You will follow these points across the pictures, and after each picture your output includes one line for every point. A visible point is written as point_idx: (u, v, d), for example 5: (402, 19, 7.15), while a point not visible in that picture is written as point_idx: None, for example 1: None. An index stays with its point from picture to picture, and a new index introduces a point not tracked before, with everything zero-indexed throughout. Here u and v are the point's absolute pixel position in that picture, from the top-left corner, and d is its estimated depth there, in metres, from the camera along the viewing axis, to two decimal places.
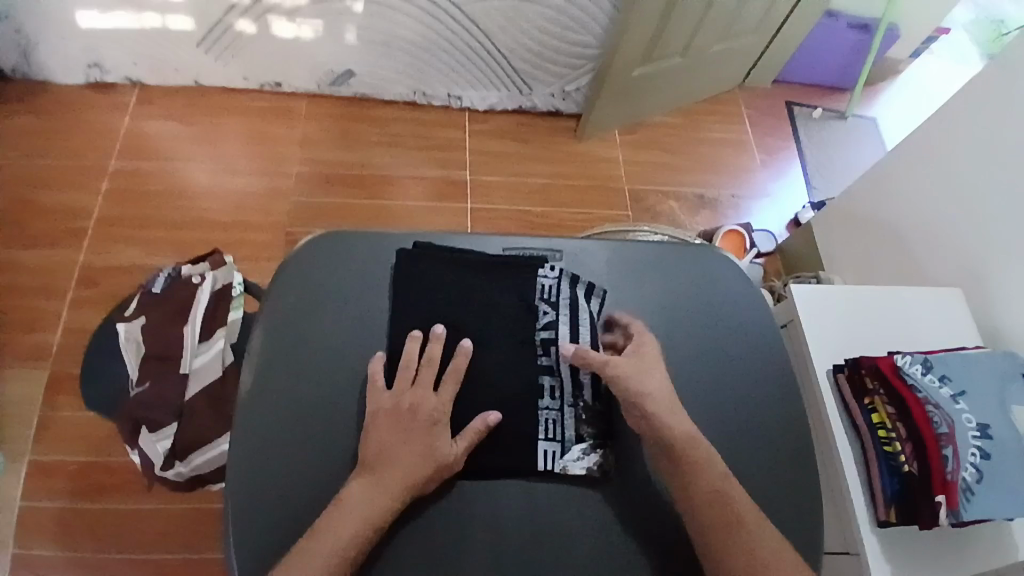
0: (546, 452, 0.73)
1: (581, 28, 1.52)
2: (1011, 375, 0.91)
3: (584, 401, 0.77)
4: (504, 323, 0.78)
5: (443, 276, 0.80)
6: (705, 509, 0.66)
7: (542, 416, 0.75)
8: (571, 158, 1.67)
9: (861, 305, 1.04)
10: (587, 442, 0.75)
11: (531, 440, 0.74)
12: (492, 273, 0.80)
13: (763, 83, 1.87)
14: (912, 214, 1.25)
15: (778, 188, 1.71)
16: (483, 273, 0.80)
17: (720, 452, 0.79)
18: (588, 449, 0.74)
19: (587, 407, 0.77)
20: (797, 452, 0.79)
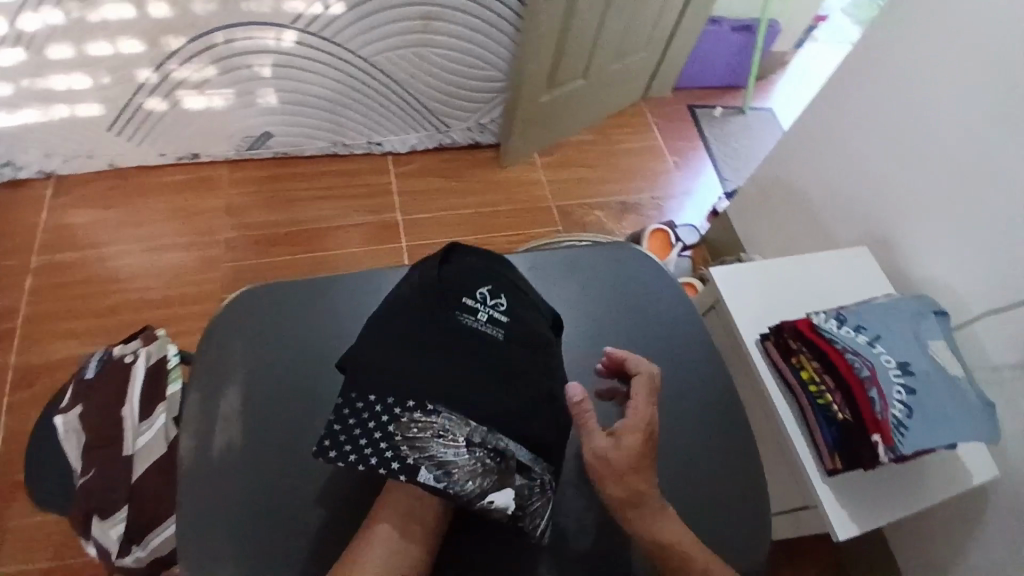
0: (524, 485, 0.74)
1: (485, 62, 1.60)
2: (921, 315, 0.99)
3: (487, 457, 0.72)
4: (522, 333, 0.80)
5: (447, 288, 0.80)
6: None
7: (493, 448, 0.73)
8: (495, 186, 1.73)
9: (771, 277, 1.11)
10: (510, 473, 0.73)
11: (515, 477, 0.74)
12: (476, 285, 0.81)
13: (666, 92, 1.97)
14: (814, 187, 1.34)
15: (695, 185, 1.80)
16: (470, 286, 0.80)
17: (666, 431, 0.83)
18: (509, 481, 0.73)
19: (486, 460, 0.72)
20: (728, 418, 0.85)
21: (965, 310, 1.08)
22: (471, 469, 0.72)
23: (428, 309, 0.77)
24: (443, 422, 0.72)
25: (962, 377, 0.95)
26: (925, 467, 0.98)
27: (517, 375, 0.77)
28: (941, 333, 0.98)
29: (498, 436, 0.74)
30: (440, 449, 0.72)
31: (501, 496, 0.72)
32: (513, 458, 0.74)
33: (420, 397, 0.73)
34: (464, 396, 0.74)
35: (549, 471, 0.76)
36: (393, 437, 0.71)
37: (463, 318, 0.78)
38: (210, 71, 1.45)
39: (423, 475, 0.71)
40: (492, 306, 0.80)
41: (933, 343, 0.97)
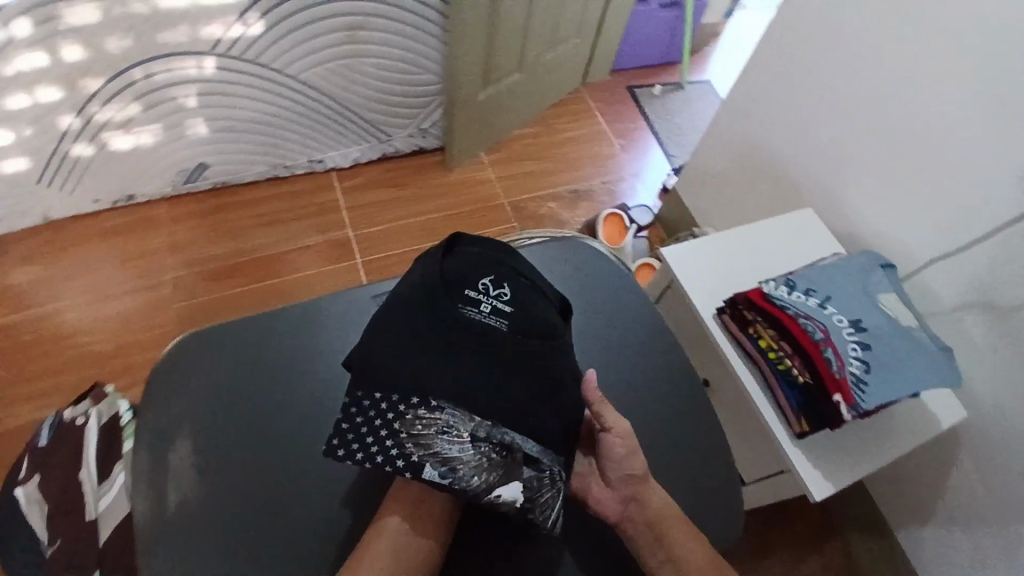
0: (530, 478, 0.76)
1: (416, 66, 1.57)
2: (868, 270, 0.99)
3: (492, 452, 0.75)
4: (525, 323, 0.82)
5: (449, 280, 0.82)
6: None
7: (498, 439, 0.76)
8: (444, 189, 1.71)
9: (723, 250, 1.12)
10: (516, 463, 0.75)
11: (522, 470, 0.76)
12: (477, 275, 0.83)
13: (604, 75, 1.97)
14: (756, 156, 1.35)
15: (643, 165, 1.81)
16: (473, 277, 0.83)
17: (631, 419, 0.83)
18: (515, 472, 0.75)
19: (489, 454, 0.75)
20: None
21: (913, 257, 1.10)
22: (476, 464, 0.74)
23: (432, 301, 0.80)
24: (447, 418, 0.75)
25: (916, 325, 0.95)
26: (893, 418, 0.98)
27: (520, 365, 0.79)
28: (890, 285, 0.99)
29: (503, 430, 0.76)
30: (443, 447, 0.74)
31: (509, 489, 0.74)
32: (519, 451, 0.76)
33: (425, 392, 0.76)
34: (466, 389, 0.77)
35: (559, 462, 0.78)
36: (397, 434, 0.74)
37: (467, 310, 0.80)
38: (134, 109, 1.39)
39: (429, 470, 0.73)
40: (495, 297, 0.82)
41: (884, 295, 0.98)
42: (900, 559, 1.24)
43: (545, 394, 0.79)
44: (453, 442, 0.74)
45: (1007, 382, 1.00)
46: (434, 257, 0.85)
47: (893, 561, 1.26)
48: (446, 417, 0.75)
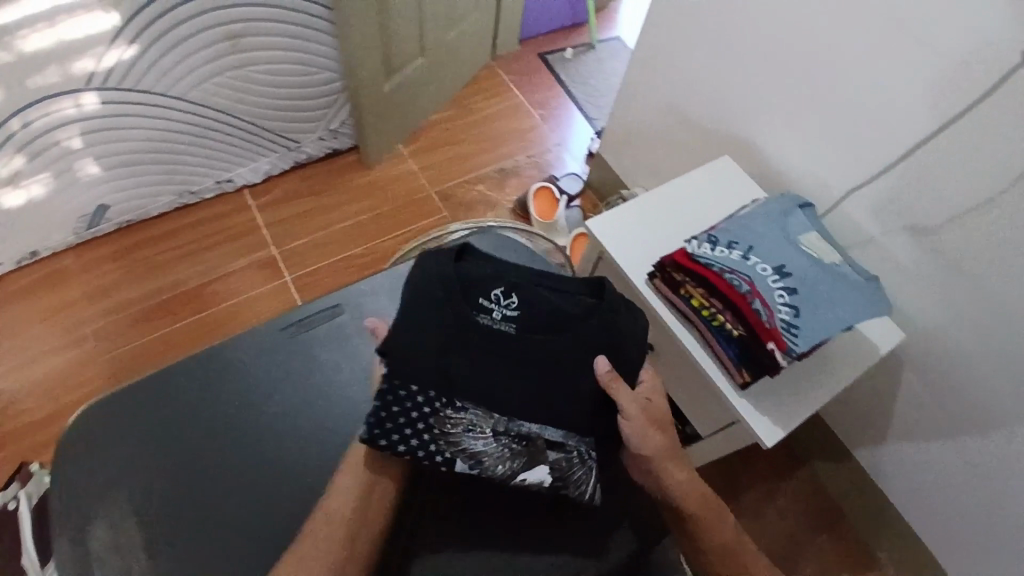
0: (557, 465, 0.75)
1: (312, 67, 1.50)
2: (786, 212, 0.99)
3: (515, 443, 0.75)
4: (536, 327, 0.79)
5: (454, 287, 0.78)
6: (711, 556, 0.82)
7: (520, 430, 0.75)
8: (366, 189, 1.65)
9: (647, 213, 1.10)
10: (540, 450, 0.75)
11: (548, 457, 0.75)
12: (486, 284, 0.80)
13: (512, 47, 1.93)
14: (667, 110, 1.33)
15: (566, 133, 1.79)
16: (478, 283, 0.79)
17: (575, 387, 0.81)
18: (541, 460, 0.75)
19: (514, 445, 0.75)
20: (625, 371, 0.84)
21: (830, 191, 1.09)
22: (501, 455, 0.74)
23: (444, 306, 0.77)
24: (470, 417, 0.75)
25: (839, 261, 0.96)
26: (831, 354, 0.99)
27: (536, 369, 0.77)
28: (809, 224, 0.99)
29: (524, 421, 0.76)
30: (470, 442, 0.74)
31: (534, 473, 0.75)
32: (540, 439, 0.76)
33: (450, 394, 0.75)
34: (489, 392, 0.76)
35: (584, 442, 0.77)
36: (428, 434, 0.74)
37: (480, 317, 0.78)
38: (18, 161, 1.29)
39: (458, 464, 0.74)
40: (508, 304, 0.79)
41: (804, 236, 0.98)
42: (866, 481, 1.27)
43: (568, 386, 0.77)
44: (479, 437, 0.74)
45: (936, 301, 1.01)
46: (443, 254, 0.81)
47: (860, 484, 1.29)
48: (470, 415, 0.75)
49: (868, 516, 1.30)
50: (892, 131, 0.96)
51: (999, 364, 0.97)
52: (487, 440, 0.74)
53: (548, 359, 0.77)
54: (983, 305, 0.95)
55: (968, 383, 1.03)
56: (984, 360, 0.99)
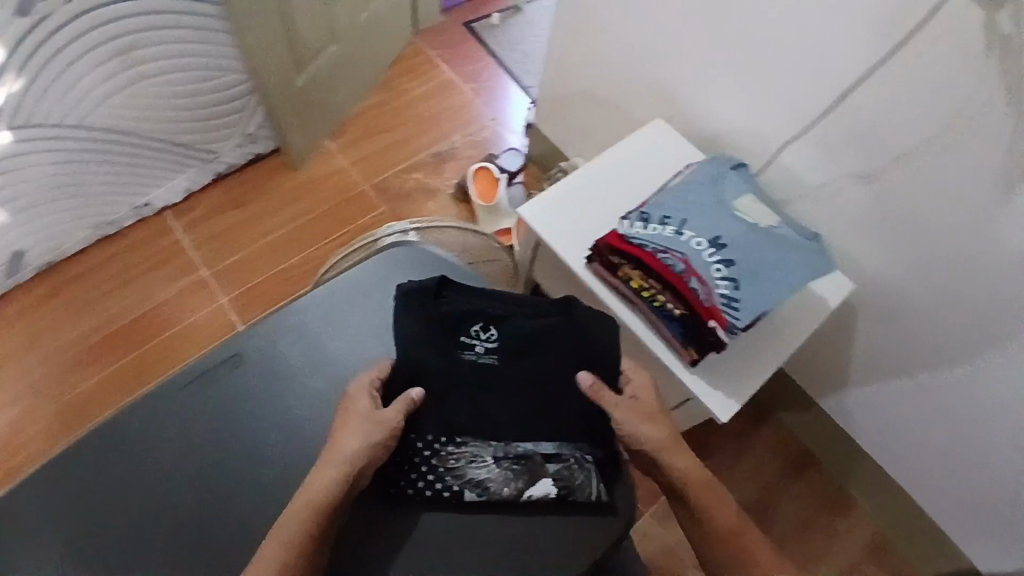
0: (557, 480, 0.76)
1: (217, 72, 1.40)
2: (720, 176, 0.94)
3: (514, 466, 0.76)
4: (518, 355, 0.80)
5: (435, 328, 0.80)
6: (720, 540, 0.73)
7: (516, 451, 0.77)
8: (296, 193, 1.57)
9: (582, 190, 1.02)
10: (536, 467, 0.76)
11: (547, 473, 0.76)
12: (464, 322, 0.82)
13: (435, 20, 1.84)
14: (591, 75, 1.26)
15: (501, 105, 1.71)
16: (459, 323, 0.81)
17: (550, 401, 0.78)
18: (540, 476, 0.76)
19: (513, 466, 0.76)
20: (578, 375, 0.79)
21: (760, 148, 1.02)
22: (503, 477, 0.76)
23: (427, 350, 0.79)
24: (471, 449, 0.76)
25: (777, 223, 0.91)
26: (780, 316, 0.94)
27: (522, 396, 0.78)
28: (743, 186, 0.94)
29: (520, 443, 0.77)
30: (474, 471, 0.76)
31: (540, 487, 0.76)
32: (535, 455, 0.77)
33: (450, 430, 0.77)
34: (488, 421, 0.77)
35: (579, 447, 0.78)
36: (433, 471, 0.76)
37: (465, 354, 0.80)
38: None
39: (468, 494, 0.76)
40: (489, 337, 0.81)
41: (740, 199, 0.92)
42: None
43: (553, 407, 0.78)
44: (483, 466, 0.76)
45: (879, 254, 0.94)
46: (424, 293, 0.83)
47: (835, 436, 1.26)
48: (471, 447, 0.77)
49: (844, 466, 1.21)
50: (816, 80, 0.88)
51: (949, 318, 0.91)
52: (488, 469, 0.76)
53: (539, 382, 0.79)
54: (927, 257, 0.89)
55: (923, 339, 0.96)
56: (937, 313, 0.92)
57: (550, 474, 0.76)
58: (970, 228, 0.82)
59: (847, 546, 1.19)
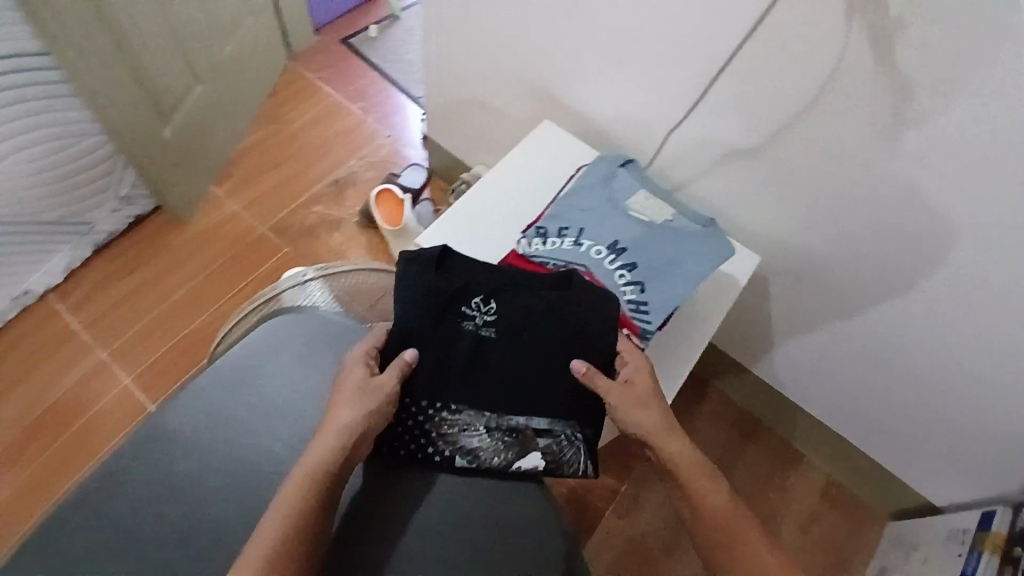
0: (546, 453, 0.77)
1: (76, 138, 1.26)
2: (609, 178, 0.93)
3: (506, 437, 0.76)
4: (516, 330, 0.77)
5: (434, 300, 0.77)
6: (711, 527, 0.71)
7: (508, 424, 0.76)
8: (189, 249, 1.45)
9: (473, 215, 0.96)
10: (527, 442, 0.77)
11: (536, 446, 0.77)
12: (461, 294, 0.78)
13: (309, 43, 1.74)
14: (475, 80, 1.21)
15: (394, 120, 1.64)
16: (454, 296, 0.77)
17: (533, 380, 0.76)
18: (530, 450, 0.77)
19: (506, 436, 0.76)
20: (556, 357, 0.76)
21: (646, 142, 0.99)
22: (494, 447, 0.77)
23: (426, 322, 0.76)
24: (464, 418, 0.76)
25: (672, 215, 0.90)
26: (696, 303, 0.90)
27: (519, 368, 0.76)
28: (635, 183, 0.92)
29: (513, 416, 0.76)
30: (466, 440, 0.76)
31: (529, 460, 0.77)
32: (528, 429, 0.76)
33: (445, 397, 0.76)
34: (481, 394, 0.76)
35: (570, 423, 0.77)
36: (425, 436, 0.76)
37: (464, 324, 0.77)
38: None
39: (458, 461, 0.77)
40: (490, 309, 0.77)
41: (633, 199, 0.91)
42: None
43: (546, 381, 0.76)
44: (475, 436, 0.76)
45: (782, 225, 0.92)
46: (424, 260, 0.79)
47: None
48: (464, 417, 0.76)
49: (782, 420, 1.19)
50: (686, 63, 0.85)
51: (854, 277, 0.90)
52: (479, 441, 0.76)
53: (535, 360, 0.76)
54: (825, 222, 0.87)
55: (837, 300, 0.94)
56: (846, 278, 0.91)
57: (540, 448, 0.77)
58: (856, 188, 0.81)
59: (801, 493, 1.16)
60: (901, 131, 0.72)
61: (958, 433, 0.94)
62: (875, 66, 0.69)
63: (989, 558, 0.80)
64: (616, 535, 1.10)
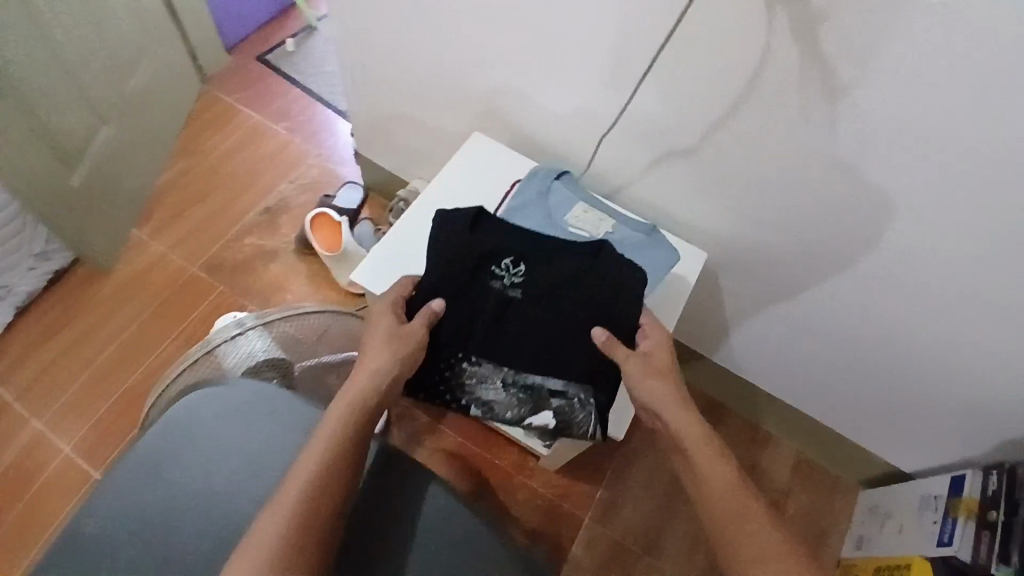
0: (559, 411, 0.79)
1: None
2: (545, 193, 0.91)
3: (522, 395, 0.80)
4: (540, 290, 0.80)
5: (466, 257, 0.81)
6: (720, 504, 0.65)
7: (526, 380, 0.80)
8: (116, 299, 1.35)
9: (408, 245, 0.91)
10: (541, 400, 0.80)
11: (548, 403, 0.79)
12: (491, 256, 0.81)
13: (222, 65, 1.65)
14: (399, 93, 1.16)
15: (322, 138, 1.57)
16: (484, 257, 0.81)
17: (547, 341, 0.79)
18: (543, 409, 0.80)
19: (523, 391, 0.80)
20: (573, 315, 0.79)
21: (582, 144, 0.96)
22: (509, 403, 0.81)
23: (456, 277, 0.80)
24: (484, 371, 0.80)
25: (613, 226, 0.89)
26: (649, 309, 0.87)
27: (540, 327, 0.80)
28: (572, 195, 0.91)
29: (530, 374, 0.80)
30: (486, 391, 0.81)
31: (540, 417, 0.80)
32: (543, 388, 0.80)
33: (468, 349, 0.81)
34: (501, 348, 0.80)
35: (584, 388, 0.79)
36: (448, 384, 0.82)
37: (492, 283, 0.81)
38: None
39: (474, 409, 0.82)
40: (519, 271, 0.81)
41: (572, 214, 0.90)
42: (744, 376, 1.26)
43: (563, 341, 0.79)
44: (494, 390, 0.81)
45: (728, 215, 0.90)
46: (460, 219, 0.83)
47: None
48: (485, 371, 0.80)
49: (748, 403, 1.18)
50: (615, 62, 0.81)
51: (803, 260, 0.89)
52: (496, 396, 0.81)
53: (557, 325, 0.79)
54: (769, 209, 0.85)
55: (791, 284, 0.93)
56: (797, 262, 0.89)
57: (551, 407, 0.79)
58: (798, 173, 0.79)
59: (774, 471, 1.16)
60: (836, 116, 0.70)
61: (920, 403, 0.94)
62: (803, 52, 0.67)
63: (966, 523, 0.80)
64: (598, 541, 1.08)
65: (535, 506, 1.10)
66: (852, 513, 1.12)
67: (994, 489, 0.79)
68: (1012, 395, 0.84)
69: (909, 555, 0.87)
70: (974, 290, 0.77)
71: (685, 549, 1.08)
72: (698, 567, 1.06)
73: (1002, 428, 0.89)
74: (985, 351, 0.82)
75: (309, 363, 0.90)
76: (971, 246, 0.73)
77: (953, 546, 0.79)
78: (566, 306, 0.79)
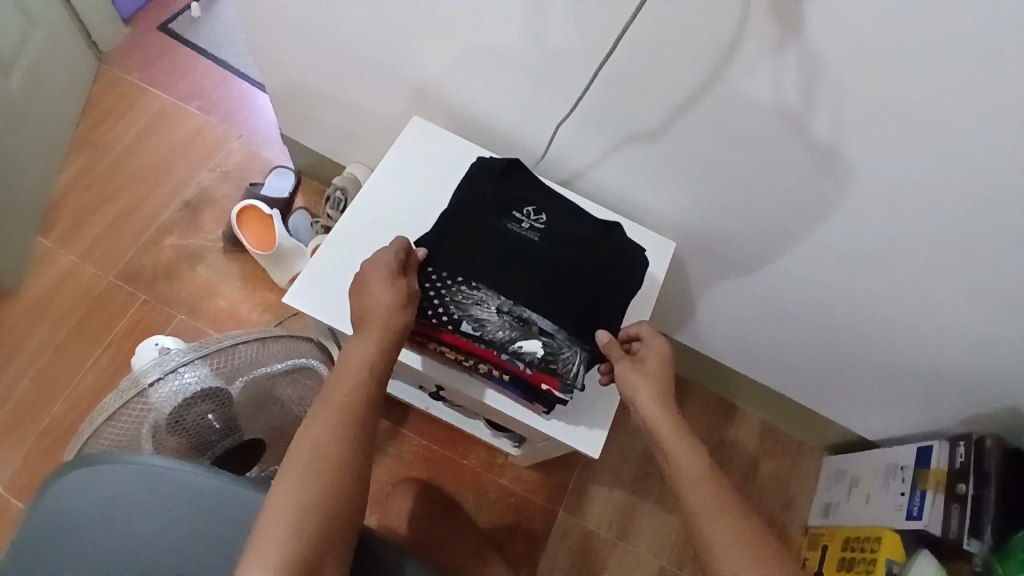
0: (545, 346, 0.71)
1: None
2: None
3: (514, 315, 0.72)
4: (554, 237, 0.76)
5: (489, 190, 0.78)
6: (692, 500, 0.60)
7: (518, 311, 0.72)
8: (27, 320, 1.21)
9: (346, 255, 0.82)
10: (531, 329, 0.72)
11: (537, 329, 0.72)
12: (508, 201, 0.78)
13: (119, 40, 1.46)
14: (326, 72, 1.04)
15: (244, 118, 1.43)
16: (500, 198, 0.78)
17: (548, 286, 0.73)
18: (531, 339, 0.71)
19: (515, 314, 0.72)
20: (578, 262, 0.75)
21: (537, 125, 0.89)
22: (500, 322, 0.72)
23: (480, 208, 0.77)
24: (479, 294, 0.72)
25: None
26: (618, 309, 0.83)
27: (551, 266, 0.74)
28: None
29: (526, 303, 0.72)
30: (484, 307, 0.72)
31: (529, 345, 0.71)
32: (534, 322, 0.72)
33: (466, 273, 0.73)
34: (508, 273, 0.73)
35: (570, 328, 0.72)
36: (440, 302, 0.72)
37: (508, 224, 0.76)
38: None
39: (462, 328, 0.72)
40: (539, 218, 0.78)
41: None
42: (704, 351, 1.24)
43: (566, 286, 0.74)
44: (491, 311, 0.72)
45: (692, 198, 0.85)
46: (488, 164, 0.81)
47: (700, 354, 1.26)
48: (488, 292, 0.72)
49: (714, 377, 1.17)
50: (572, 41, 0.73)
51: (766, 241, 0.85)
52: (491, 319, 0.72)
53: (568, 268, 0.74)
54: (734, 190, 0.81)
55: (753, 264, 0.90)
56: (763, 243, 0.86)
57: (538, 339, 0.71)
58: (763, 156, 0.74)
59: (742, 440, 1.16)
60: (814, 101, 0.65)
61: (882, 376, 0.95)
62: (781, 38, 0.61)
63: (935, 496, 0.87)
64: (571, 532, 1.06)
65: (505, 504, 1.07)
66: (817, 478, 1.14)
67: (963, 461, 0.87)
68: (979, 370, 0.84)
69: (879, 526, 0.92)
70: (943, 274, 0.75)
71: (659, 530, 1.07)
72: (671, 547, 1.07)
73: (961, 397, 0.90)
74: (947, 328, 0.81)
75: (248, 378, 0.77)
76: (953, 232, 0.70)
77: (923, 520, 0.87)
78: (570, 258, 0.75)
